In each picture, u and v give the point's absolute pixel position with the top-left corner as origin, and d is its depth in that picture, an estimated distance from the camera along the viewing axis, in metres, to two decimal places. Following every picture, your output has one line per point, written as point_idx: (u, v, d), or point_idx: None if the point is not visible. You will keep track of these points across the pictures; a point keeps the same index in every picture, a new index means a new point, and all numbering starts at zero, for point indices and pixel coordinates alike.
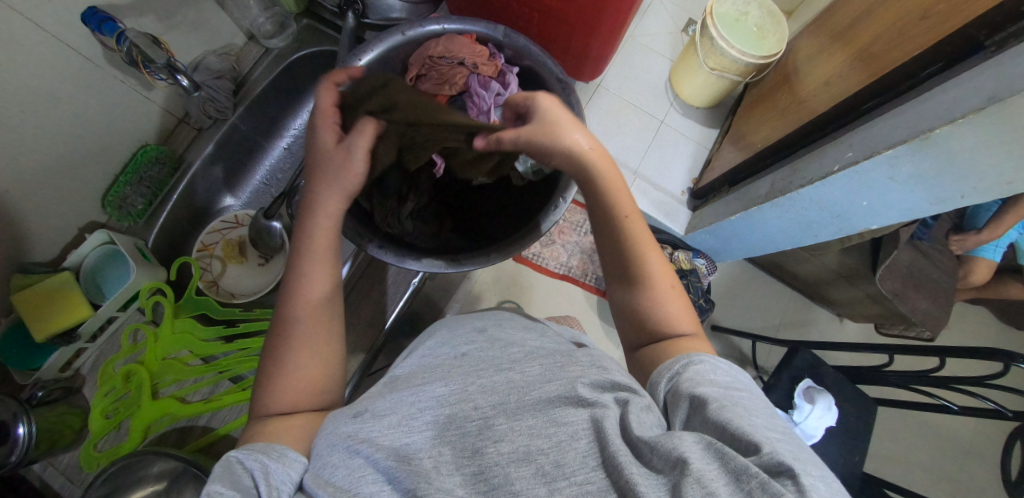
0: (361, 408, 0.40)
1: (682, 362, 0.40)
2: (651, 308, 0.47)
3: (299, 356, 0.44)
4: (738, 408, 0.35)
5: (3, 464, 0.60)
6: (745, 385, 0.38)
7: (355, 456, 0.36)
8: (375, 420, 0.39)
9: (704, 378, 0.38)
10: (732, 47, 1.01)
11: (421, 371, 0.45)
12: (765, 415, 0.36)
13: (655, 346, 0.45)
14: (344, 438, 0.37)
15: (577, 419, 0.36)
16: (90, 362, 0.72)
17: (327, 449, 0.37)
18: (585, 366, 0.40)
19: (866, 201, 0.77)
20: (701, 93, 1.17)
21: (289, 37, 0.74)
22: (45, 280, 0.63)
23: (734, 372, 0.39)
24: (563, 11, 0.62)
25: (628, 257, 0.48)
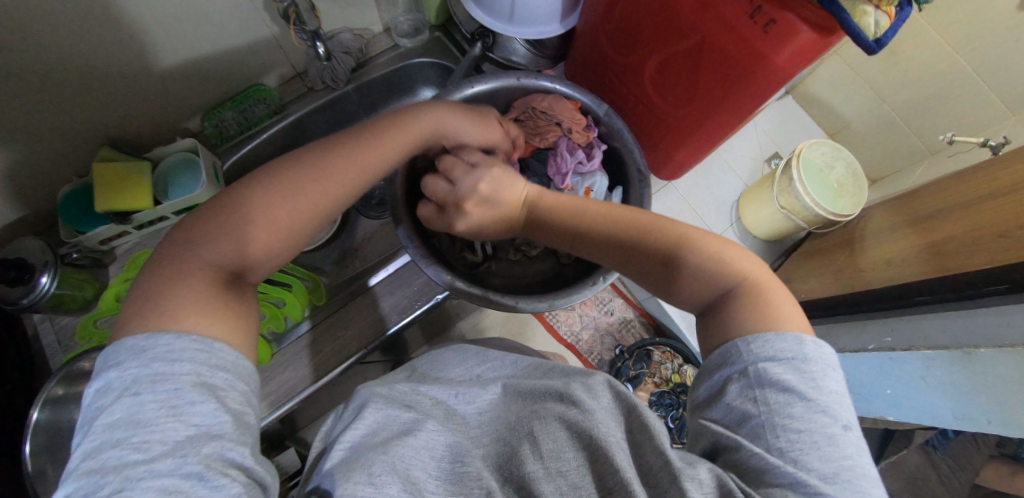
0: (400, 400, 0.48)
1: (724, 371, 0.40)
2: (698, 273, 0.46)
3: (262, 217, 0.43)
4: (771, 448, 0.36)
5: (14, 303, 0.66)
6: (802, 394, 0.37)
7: (410, 435, 0.43)
8: (407, 412, 0.46)
9: (751, 395, 0.38)
10: (807, 195, 1.04)
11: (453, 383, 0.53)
12: (812, 438, 0.35)
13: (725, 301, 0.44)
14: (398, 420, 0.45)
15: (574, 440, 0.40)
16: (126, 246, 0.76)
17: (369, 419, 0.45)
18: (596, 385, 0.45)
19: (889, 389, 0.80)
20: (764, 225, 1.18)
21: (418, 41, 0.80)
22: (127, 161, 0.69)
23: (781, 379, 0.37)
24: (665, 114, 0.66)
25: (631, 245, 0.49)
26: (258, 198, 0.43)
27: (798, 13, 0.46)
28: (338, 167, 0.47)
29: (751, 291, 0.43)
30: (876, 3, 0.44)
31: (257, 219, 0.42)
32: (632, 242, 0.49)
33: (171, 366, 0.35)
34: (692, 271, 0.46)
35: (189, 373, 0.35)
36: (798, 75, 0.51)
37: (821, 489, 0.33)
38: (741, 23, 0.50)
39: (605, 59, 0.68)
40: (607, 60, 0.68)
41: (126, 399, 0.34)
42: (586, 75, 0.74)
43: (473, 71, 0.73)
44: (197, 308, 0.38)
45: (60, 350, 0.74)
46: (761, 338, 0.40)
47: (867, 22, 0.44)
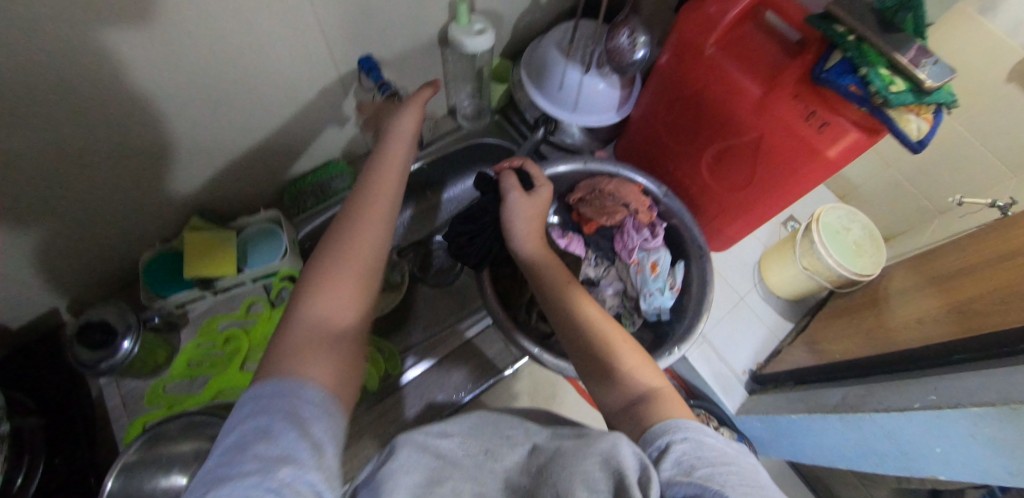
0: (430, 447, 0.50)
1: (662, 439, 0.44)
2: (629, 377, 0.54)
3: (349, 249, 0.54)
4: (724, 487, 0.37)
5: (93, 366, 0.67)
6: (731, 456, 0.40)
7: (441, 486, 0.45)
8: (439, 464, 0.48)
9: (686, 456, 0.41)
10: (829, 256, 1.11)
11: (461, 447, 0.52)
12: (753, 490, 0.37)
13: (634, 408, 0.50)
14: (430, 468, 0.47)
15: (603, 485, 0.39)
16: (199, 310, 0.78)
17: (413, 475, 0.46)
18: (609, 445, 0.41)
19: (937, 447, 0.81)
20: (787, 286, 1.25)
21: (480, 123, 0.89)
22: (216, 230, 0.73)
23: (714, 444, 0.42)
24: (719, 194, 0.73)
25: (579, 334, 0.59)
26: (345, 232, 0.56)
27: (847, 116, 0.54)
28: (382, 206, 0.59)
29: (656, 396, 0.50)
30: (916, 111, 0.52)
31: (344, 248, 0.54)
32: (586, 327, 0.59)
33: (287, 396, 0.42)
34: (615, 383, 0.54)
35: (291, 404, 0.42)
36: (848, 164, 0.58)
37: None
38: (795, 122, 0.58)
39: (663, 144, 0.77)
40: (666, 145, 0.76)
41: (248, 423, 0.41)
42: (645, 156, 0.82)
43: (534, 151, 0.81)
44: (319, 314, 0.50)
45: (125, 416, 0.73)
46: (677, 420, 0.46)
47: (911, 127, 0.51)
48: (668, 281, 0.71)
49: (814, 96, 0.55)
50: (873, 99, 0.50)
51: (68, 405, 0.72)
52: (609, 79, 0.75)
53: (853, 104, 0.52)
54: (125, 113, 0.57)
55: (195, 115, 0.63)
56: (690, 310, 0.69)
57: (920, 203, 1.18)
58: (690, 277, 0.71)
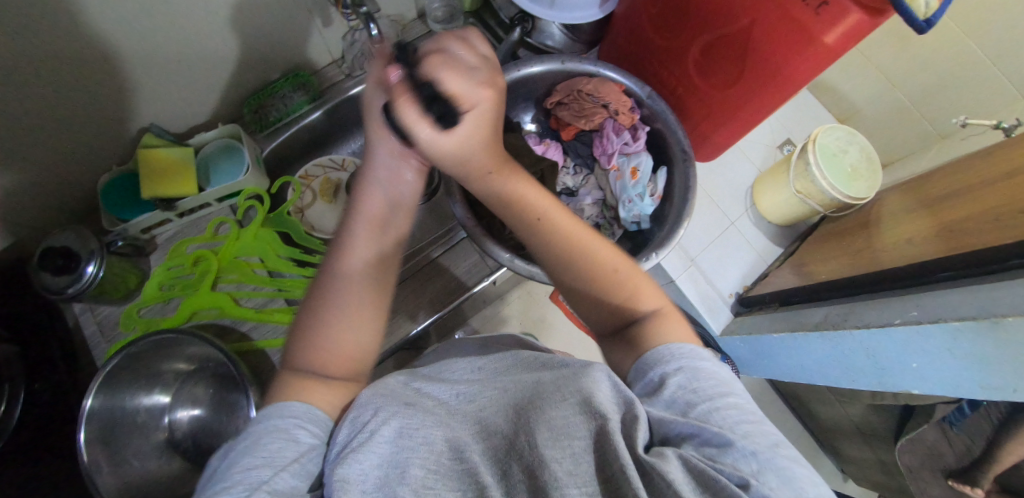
0: (405, 399, 0.44)
1: (658, 372, 0.42)
2: (621, 305, 0.50)
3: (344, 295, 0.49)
4: (723, 428, 0.36)
5: (61, 293, 0.65)
6: (729, 393, 0.39)
7: (406, 439, 0.39)
8: (413, 413, 0.41)
9: (682, 391, 0.40)
10: (824, 178, 1.07)
11: (445, 389, 0.47)
12: (753, 426, 0.37)
13: (638, 328, 0.48)
14: (400, 415, 0.40)
15: (584, 429, 0.36)
16: (168, 235, 0.75)
17: (385, 433, 0.39)
18: (593, 373, 0.40)
19: (913, 362, 0.82)
20: (779, 210, 1.22)
21: (453, 27, 0.82)
22: (171, 147, 0.69)
23: (713, 377, 0.41)
24: (706, 96, 0.69)
25: (568, 255, 0.52)
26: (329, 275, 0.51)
27: None
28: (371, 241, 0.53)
29: (661, 317, 0.48)
30: None
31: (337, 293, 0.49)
32: (573, 252, 0.52)
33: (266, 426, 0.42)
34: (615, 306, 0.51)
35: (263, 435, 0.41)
36: (849, 51, 0.54)
37: (768, 469, 0.33)
38: (793, 5, 0.53)
39: (647, 42, 0.72)
40: (654, 45, 0.71)
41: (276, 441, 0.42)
42: (632, 61, 0.76)
43: (511, 56, 0.75)
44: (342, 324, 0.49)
45: (103, 341, 0.71)
46: (669, 346, 0.44)
47: (919, 3, 0.46)
48: (649, 188, 0.69)
49: None
50: None
51: (42, 330, 0.70)
52: None
53: None
54: (41, 11, 0.51)
55: (129, 11, 0.57)
56: (670, 217, 0.66)
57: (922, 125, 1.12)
58: (672, 184, 0.67)
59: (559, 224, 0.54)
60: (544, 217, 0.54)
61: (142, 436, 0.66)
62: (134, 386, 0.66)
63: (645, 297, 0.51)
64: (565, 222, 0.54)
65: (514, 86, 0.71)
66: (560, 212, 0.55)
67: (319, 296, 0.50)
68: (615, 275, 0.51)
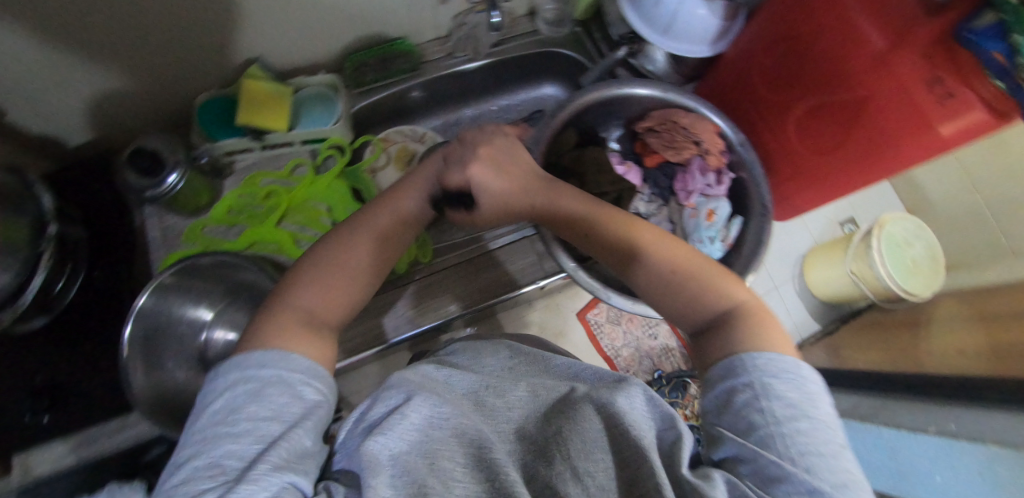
0: (430, 386, 0.43)
1: (726, 383, 0.39)
2: (700, 299, 0.47)
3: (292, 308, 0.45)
4: (785, 457, 0.34)
5: (141, 193, 0.68)
6: (805, 414, 0.36)
7: (429, 429, 0.38)
8: (438, 400, 0.41)
9: (750, 409, 0.37)
10: (884, 266, 1.05)
11: (466, 377, 0.46)
12: (819, 459, 0.34)
13: (716, 324, 0.45)
14: (425, 403, 0.40)
15: (611, 443, 0.37)
16: (246, 164, 0.77)
17: (414, 416, 0.39)
18: (628, 392, 0.40)
19: (941, 476, 0.74)
20: (826, 286, 1.18)
21: (559, 33, 0.83)
22: (272, 83, 0.71)
23: (788, 395, 0.37)
24: (800, 154, 0.70)
25: (635, 254, 0.51)
26: (267, 311, 0.45)
27: (979, 91, 0.48)
28: (327, 268, 0.49)
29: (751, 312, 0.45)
30: None
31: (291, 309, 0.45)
32: (640, 247, 0.51)
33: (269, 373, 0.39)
34: (692, 300, 0.47)
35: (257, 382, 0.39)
36: (962, 144, 0.54)
37: None
38: (917, 89, 0.52)
39: (752, 90, 0.72)
40: (757, 91, 0.71)
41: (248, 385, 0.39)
42: (729, 101, 0.77)
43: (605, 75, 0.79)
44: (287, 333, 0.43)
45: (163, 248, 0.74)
46: (744, 357, 0.40)
47: None
48: (721, 233, 0.69)
49: (946, 60, 0.49)
50: (1016, 72, 0.44)
51: (113, 224, 0.74)
52: (712, 6, 0.69)
53: (990, 78, 0.47)
54: None
55: None
56: (737, 267, 0.66)
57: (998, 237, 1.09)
58: (746, 234, 0.68)
59: (616, 229, 0.53)
60: (589, 228, 0.54)
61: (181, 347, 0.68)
62: (184, 298, 0.68)
63: (735, 289, 0.47)
64: (631, 228, 0.53)
65: (613, 102, 0.71)
66: (617, 218, 0.54)
67: (262, 317, 0.45)
68: (684, 264, 0.49)
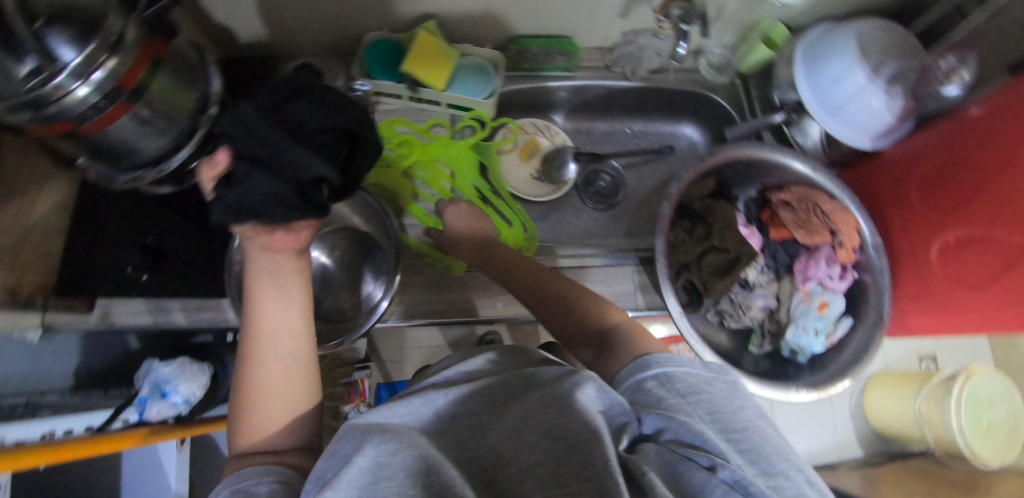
0: (377, 425, 0.37)
1: (634, 378, 0.42)
2: (588, 326, 0.54)
3: (261, 408, 0.47)
4: (692, 419, 0.37)
5: None
6: (706, 387, 0.40)
7: (382, 471, 0.32)
8: (389, 437, 0.35)
9: (660, 392, 0.40)
10: (958, 417, 0.97)
11: (416, 408, 0.41)
12: (732, 426, 0.37)
13: (604, 343, 0.51)
14: (377, 444, 0.34)
15: (558, 429, 0.35)
16: (387, 108, 0.80)
17: (361, 458, 0.33)
18: (578, 385, 0.39)
19: None
20: (881, 417, 1.06)
21: (717, 79, 0.83)
22: (444, 42, 0.73)
23: (690, 377, 0.41)
24: (932, 280, 0.67)
25: (550, 300, 0.59)
26: (241, 418, 0.47)
27: None
28: (272, 369, 0.48)
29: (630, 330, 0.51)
30: None
31: (257, 422, 0.47)
32: (552, 296, 0.59)
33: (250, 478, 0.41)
34: (589, 328, 0.54)
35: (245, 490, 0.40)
36: None
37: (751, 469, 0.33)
38: None
39: (903, 200, 0.70)
40: (908, 201, 0.69)
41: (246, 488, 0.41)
42: (873, 196, 0.75)
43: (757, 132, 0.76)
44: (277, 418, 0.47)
45: None
46: (649, 356, 0.44)
47: None
48: (828, 328, 0.68)
49: None
50: None
51: None
52: (891, 100, 0.67)
53: None
54: None
55: None
56: (832, 368, 0.67)
57: None
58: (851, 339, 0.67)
59: (542, 283, 0.61)
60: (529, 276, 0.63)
61: None
62: None
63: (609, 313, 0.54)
64: (546, 278, 0.62)
65: (758, 166, 0.71)
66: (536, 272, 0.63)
67: (241, 419, 0.47)
68: (583, 305, 0.56)
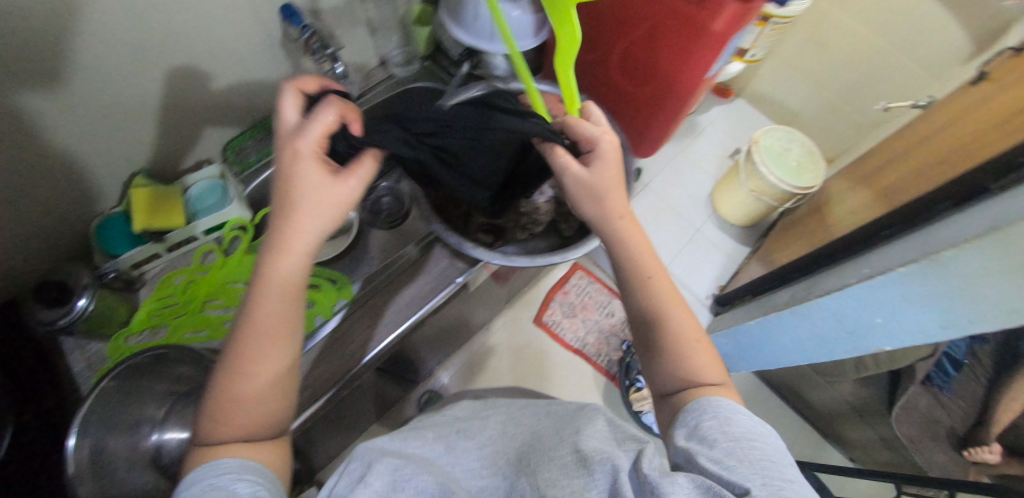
0: (395, 451, 0.61)
1: (696, 414, 0.54)
2: (687, 370, 0.59)
3: (247, 389, 0.53)
4: (737, 459, 0.47)
5: (54, 324, 0.67)
6: (757, 435, 0.50)
7: (401, 481, 0.53)
8: (403, 463, 0.57)
9: (713, 430, 0.51)
10: (772, 175, 1.21)
11: (421, 454, 0.61)
12: (776, 472, 0.46)
13: (679, 393, 0.59)
14: (398, 467, 0.56)
15: (585, 476, 0.49)
16: (154, 271, 0.79)
17: (381, 466, 0.55)
18: (592, 435, 0.56)
19: (878, 318, 0.87)
20: (739, 210, 1.35)
21: (412, 70, 0.94)
22: (161, 186, 0.75)
23: (744, 424, 0.51)
24: (634, 95, 0.82)
25: (655, 314, 0.62)
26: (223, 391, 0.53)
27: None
28: (268, 357, 0.53)
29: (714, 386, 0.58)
30: None
31: (238, 404, 0.52)
32: (658, 310, 0.62)
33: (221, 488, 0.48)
34: (669, 370, 0.60)
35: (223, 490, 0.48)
36: (735, 33, 0.65)
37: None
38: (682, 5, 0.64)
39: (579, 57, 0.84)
40: (595, 4, 0.74)
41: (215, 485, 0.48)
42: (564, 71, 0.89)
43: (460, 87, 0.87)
44: (269, 390, 0.54)
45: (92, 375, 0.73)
46: (710, 400, 0.55)
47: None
48: None
49: None
50: None
51: None
52: (521, 6, 0.81)
53: None
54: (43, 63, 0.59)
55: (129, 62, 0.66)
56: None
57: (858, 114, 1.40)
58: None
59: (656, 281, 0.63)
60: (648, 274, 0.63)
61: (132, 459, 0.66)
62: (119, 418, 0.66)
63: (710, 367, 0.60)
64: (656, 274, 0.63)
65: None
66: (653, 261, 0.64)
67: (223, 387, 0.53)
68: (676, 325, 0.62)
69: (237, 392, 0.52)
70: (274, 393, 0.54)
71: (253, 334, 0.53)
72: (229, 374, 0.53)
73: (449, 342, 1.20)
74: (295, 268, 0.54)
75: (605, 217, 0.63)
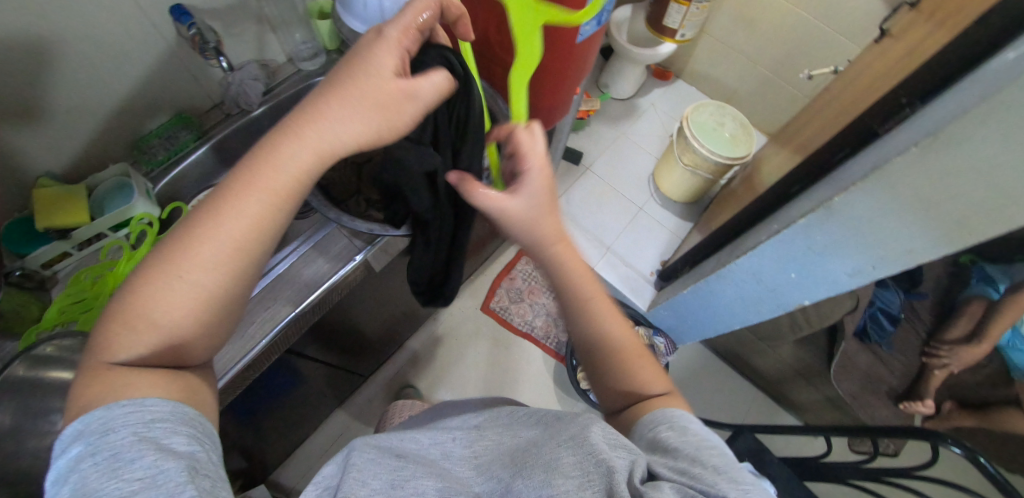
0: (389, 450, 0.49)
1: (650, 428, 0.46)
2: (635, 384, 0.54)
3: (172, 298, 0.41)
4: (694, 462, 0.40)
5: None
6: (710, 444, 0.42)
7: (403, 473, 0.44)
8: (401, 462, 0.47)
9: (669, 441, 0.43)
10: (703, 147, 1.21)
11: (424, 453, 0.51)
12: (734, 472, 0.39)
13: (631, 408, 0.53)
14: (392, 462, 0.46)
15: (578, 469, 0.40)
16: (68, 269, 0.81)
17: (364, 458, 0.46)
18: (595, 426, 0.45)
19: (792, 273, 0.84)
20: (678, 188, 1.36)
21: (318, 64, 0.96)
22: (62, 186, 0.78)
23: (697, 431, 0.44)
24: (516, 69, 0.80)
25: (587, 314, 0.55)
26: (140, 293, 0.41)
27: None
28: (211, 272, 0.42)
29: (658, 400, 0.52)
30: None
31: (155, 314, 0.41)
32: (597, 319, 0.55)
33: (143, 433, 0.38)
34: (626, 384, 0.54)
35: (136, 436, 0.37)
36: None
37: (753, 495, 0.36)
38: None
39: None
40: None
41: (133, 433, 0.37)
42: None
43: None
44: (192, 305, 0.42)
45: None
46: (661, 413, 0.48)
47: None
48: None
49: None
50: None
51: None
52: None
53: None
54: None
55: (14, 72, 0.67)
56: None
57: (789, 88, 1.42)
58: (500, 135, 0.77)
59: (589, 297, 0.55)
60: (582, 291, 0.55)
61: None
62: None
63: (651, 379, 0.54)
64: (589, 289, 0.56)
65: None
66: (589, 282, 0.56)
67: (145, 290, 0.41)
68: (627, 348, 0.55)
69: (165, 300, 0.41)
70: (194, 326, 0.42)
71: (199, 236, 0.42)
72: (165, 273, 0.41)
73: (396, 332, 1.22)
74: (295, 168, 0.44)
75: (546, 239, 0.54)
